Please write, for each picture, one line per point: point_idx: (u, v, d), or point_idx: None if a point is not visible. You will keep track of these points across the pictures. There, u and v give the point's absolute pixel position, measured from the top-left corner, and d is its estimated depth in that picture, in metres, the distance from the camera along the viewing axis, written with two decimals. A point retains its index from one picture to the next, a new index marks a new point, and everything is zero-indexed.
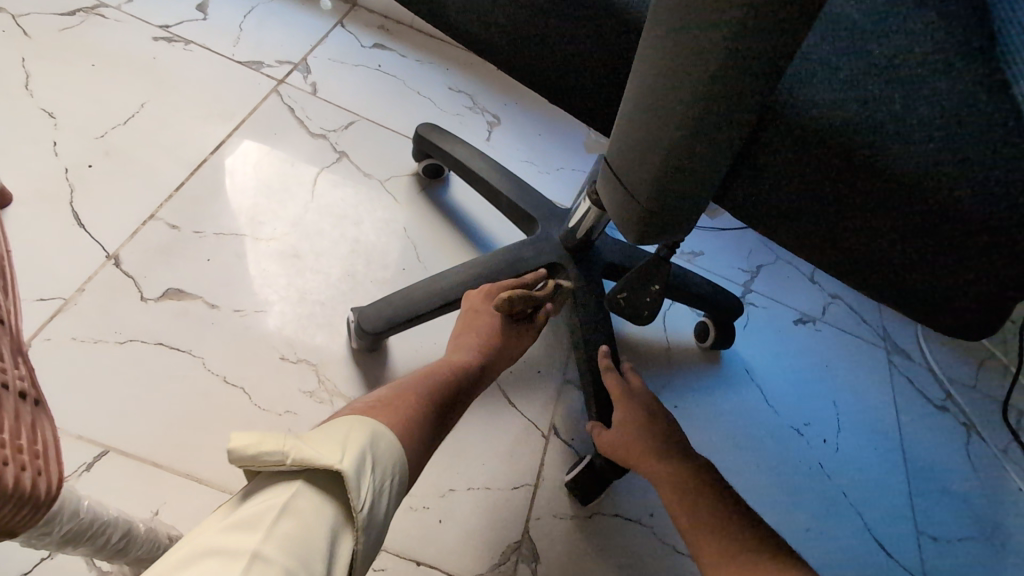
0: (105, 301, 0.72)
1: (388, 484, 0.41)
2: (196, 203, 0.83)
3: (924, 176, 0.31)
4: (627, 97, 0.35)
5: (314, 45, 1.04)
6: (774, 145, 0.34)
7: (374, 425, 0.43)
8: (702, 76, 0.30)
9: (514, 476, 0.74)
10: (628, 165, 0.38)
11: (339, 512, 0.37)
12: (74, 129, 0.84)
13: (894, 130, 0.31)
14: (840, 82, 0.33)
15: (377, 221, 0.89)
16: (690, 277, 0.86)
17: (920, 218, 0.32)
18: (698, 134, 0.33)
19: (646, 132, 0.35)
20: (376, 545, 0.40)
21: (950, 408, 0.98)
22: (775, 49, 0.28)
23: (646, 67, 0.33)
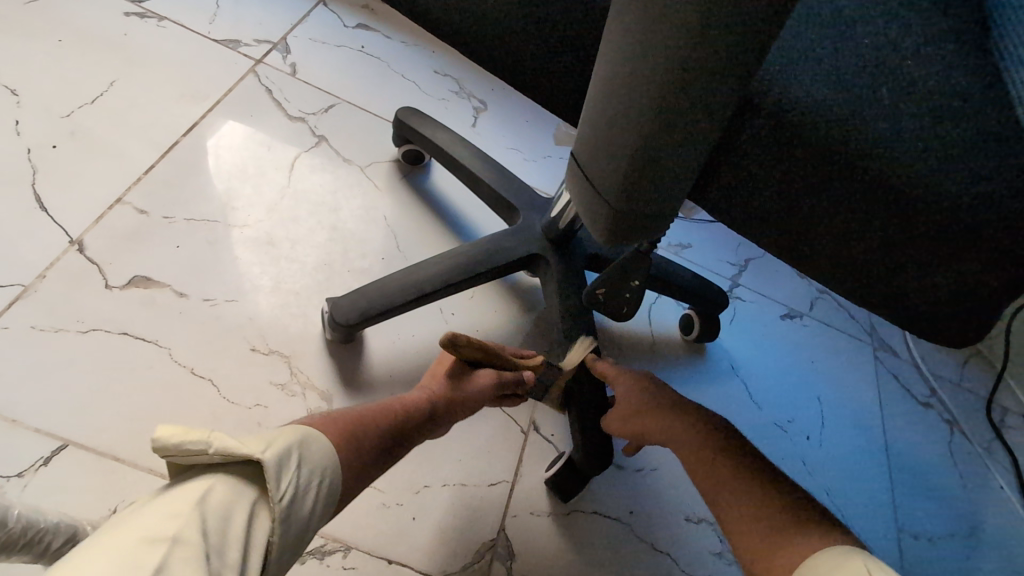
0: (69, 288, 0.70)
1: (315, 483, 0.42)
2: (166, 186, 0.80)
3: (905, 171, 0.29)
4: (594, 86, 0.30)
5: (294, 24, 1.00)
6: (753, 140, 0.31)
7: (306, 429, 0.45)
8: (679, 52, 0.25)
9: (491, 472, 0.73)
10: (598, 163, 0.33)
11: (259, 501, 0.38)
12: (38, 107, 0.80)
13: (878, 121, 0.30)
14: (825, 68, 0.31)
15: (356, 208, 0.86)
16: (676, 270, 0.84)
17: (900, 215, 0.30)
18: (675, 121, 0.28)
19: (614, 120, 0.30)
20: (298, 543, 0.40)
21: (934, 405, 0.97)
22: (762, 23, 0.23)
23: (615, 41, 0.27)
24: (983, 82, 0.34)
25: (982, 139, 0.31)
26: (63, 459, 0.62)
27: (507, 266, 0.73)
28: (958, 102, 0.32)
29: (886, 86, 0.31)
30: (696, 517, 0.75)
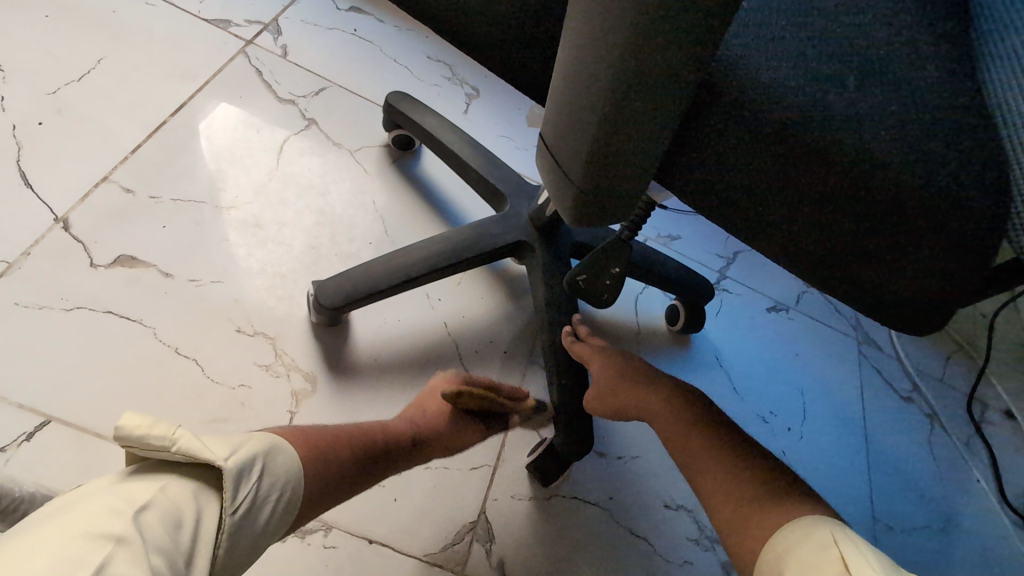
0: (53, 266, 0.70)
1: (275, 497, 0.42)
2: (153, 166, 0.80)
3: (857, 161, 0.30)
4: (559, 59, 0.29)
5: (287, 6, 0.99)
6: (716, 121, 0.30)
7: (277, 441, 0.45)
8: (638, 25, 0.24)
9: (473, 456, 0.73)
10: (562, 140, 0.31)
11: (212, 512, 0.37)
12: (24, 82, 0.80)
13: (834, 114, 0.31)
14: (787, 58, 0.32)
15: (344, 192, 0.86)
16: (662, 260, 0.84)
17: (861, 203, 0.30)
18: (638, 98, 0.26)
19: (579, 99, 0.28)
20: (247, 553, 0.40)
21: (915, 400, 0.98)
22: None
23: (579, 15, 0.26)
24: (943, 82, 0.35)
25: (936, 137, 0.32)
26: (45, 435, 0.62)
27: (492, 253, 0.74)
28: (916, 98, 0.33)
29: (847, 86, 0.32)
30: (674, 504, 0.76)
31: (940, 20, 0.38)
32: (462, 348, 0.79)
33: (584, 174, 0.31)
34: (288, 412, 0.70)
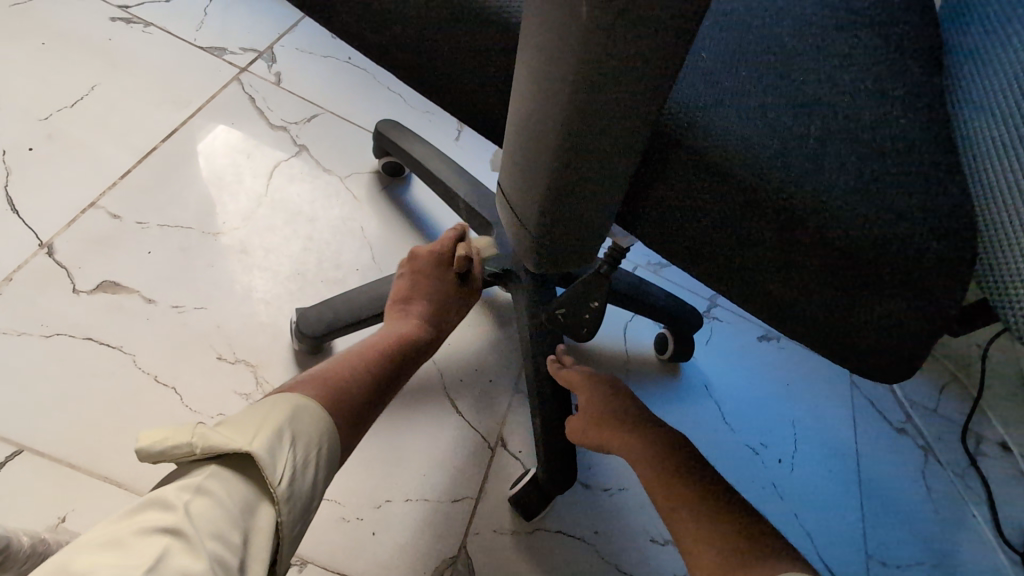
0: (35, 291, 0.70)
1: (313, 455, 0.44)
2: (142, 191, 0.80)
3: (820, 210, 0.29)
4: (511, 117, 0.29)
5: (281, 34, 1.01)
6: (669, 169, 0.31)
7: (294, 403, 0.46)
8: (580, 87, 0.24)
9: (455, 488, 0.72)
10: (519, 193, 0.31)
11: (257, 489, 0.40)
12: (17, 108, 0.81)
13: (793, 159, 0.30)
14: (748, 104, 0.33)
15: (333, 218, 0.87)
16: (649, 288, 0.84)
17: (825, 251, 0.29)
18: (586, 153, 0.27)
19: (529, 153, 0.29)
20: (308, 509, 0.43)
21: (908, 431, 0.97)
22: (657, 57, 0.23)
23: (524, 72, 0.26)
24: (911, 127, 0.35)
25: (903, 183, 0.32)
26: (17, 464, 0.61)
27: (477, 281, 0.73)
28: (881, 144, 0.33)
29: (812, 133, 0.32)
30: (662, 539, 0.75)
31: (907, 66, 0.38)
32: (446, 377, 0.79)
33: (540, 223, 0.31)
34: None
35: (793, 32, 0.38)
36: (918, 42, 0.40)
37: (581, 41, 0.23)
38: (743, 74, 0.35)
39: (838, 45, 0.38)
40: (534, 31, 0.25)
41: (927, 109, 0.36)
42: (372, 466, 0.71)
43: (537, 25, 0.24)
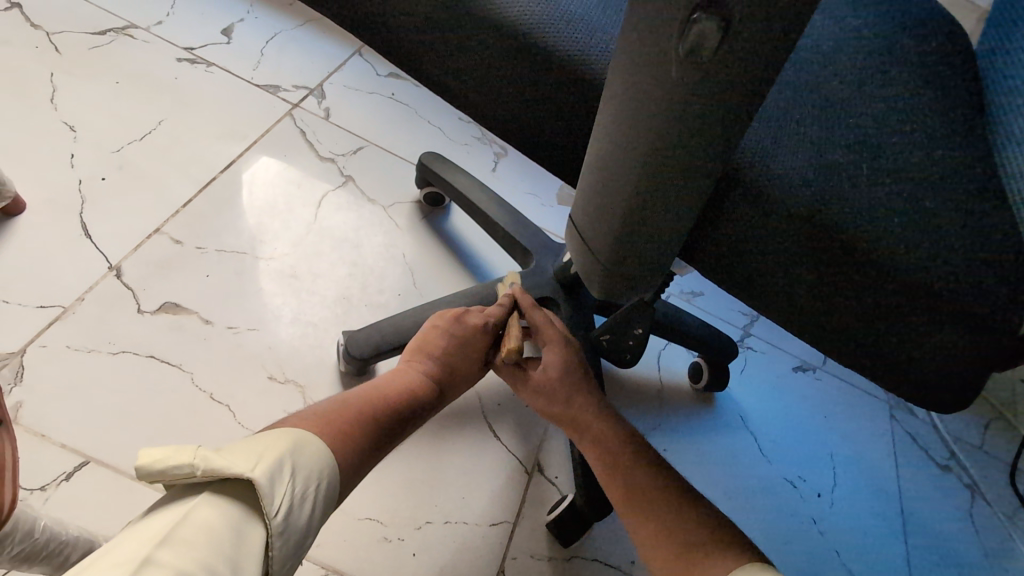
0: (104, 312, 0.74)
1: (312, 492, 0.42)
2: (202, 218, 0.85)
3: (880, 245, 0.30)
4: (589, 158, 0.31)
5: (331, 72, 1.07)
6: (739, 210, 0.31)
7: (299, 437, 0.45)
8: (661, 134, 0.26)
9: (494, 512, 0.73)
10: (592, 227, 0.34)
11: (251, 519, 0.38)
12: (92, 141, 0.87)
13: (855, 199, 0.31)
14: (812, 139, 0.33)
15: (377, 245, 0.90)
16: (684, 316, 0.85)
17: (881, 286, 0.31)
18: (661, 189, 0.28)
19: (605, 188, 0.31)
20: (299, 550, 0.40)
21: (952, 468, 0.94)
22: (738, 104, 0.24)
23: (606, 117, 0.28)
24: (959, 161, 0.36)
25: (956, 214, 0.33)
26: (83, 475, 0.64)
27: None
28: (933, 175, 0.34)
29: (866, 162, 0.33)
30: None
31: (952, 106, 0.40)
32: (485, 401, 0.80)
33: (611, 251, 0.33)
34: None
35: (858, 66, 0.38)
36: (959, 83, 0.42)
37: (668, 94, 0.24)
38: (807, 105, 0.35)
39: (892, 78, 0.39)
40: (611, 82, 0.27)
41: (970, 146, 0.37)
42: (413, 487, 0.72)
43: (620, 79, 0.27)
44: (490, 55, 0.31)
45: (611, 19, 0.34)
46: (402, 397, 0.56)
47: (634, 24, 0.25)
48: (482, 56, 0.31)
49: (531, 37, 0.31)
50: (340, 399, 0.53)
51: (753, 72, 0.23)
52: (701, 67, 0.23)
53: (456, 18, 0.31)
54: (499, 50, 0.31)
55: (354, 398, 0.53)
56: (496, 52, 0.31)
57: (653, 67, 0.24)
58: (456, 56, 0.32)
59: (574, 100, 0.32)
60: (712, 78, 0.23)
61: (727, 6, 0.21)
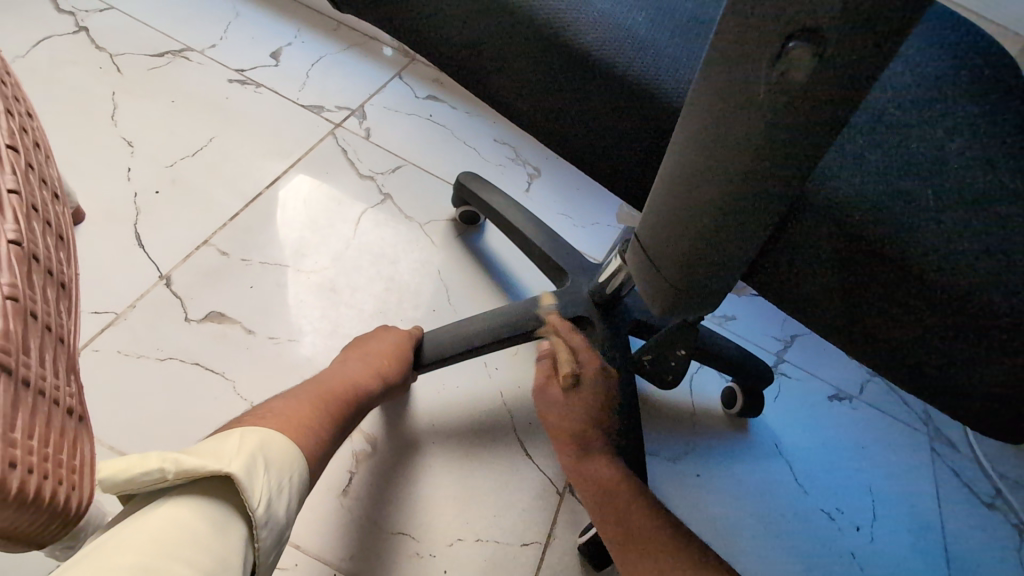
0: (154, 319, 0.78)
1: (286, 484, 0.43)
2: (247, 232, 0.88)
3: (953, 275, 0.29)
4: (660, 176, 0.32)
5: (372, 94, 1.10)
6: (807, 233, 0.32)
7: (260, 434, 0.45)
8: (741, 159, 0.27)
9: (525, 532, 0.72)
10: (658, 242, 0.34)
11: (234, 515, 0.38)
12: (148, 156, 0.91)
13: (930, 226, 0.30)
14: (889, 157, 0.32)
15: (413, 261, 0.92)
16: (719, 340, 0.84)
17: (953, 314, 0.30)
18: (733, 211, 0.29)
19: (675, 210, 0.31)
20: (281, 539, 0.41)
21: (999, 507, 0.90)
22: (818, 131, 0.25)
23: (681, 140, 0.29)
24: None
25: None
26: None
27: (553, 325, 0.75)
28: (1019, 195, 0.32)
29: (940, 183, 0.32)
30: None
31: None
32: (517, 418, 0.80)
33: (675, 270, 0.34)
34: (347, 470, 0.72)
35: (942, 83, 0.37)
36: None
37: (751, 120, 0.25)
38: (891, 120, 0.34)
39: (977, 93, 0.37)
40: (688, 105, 0.28)
41: None
42: (445, 503, 0.72)
43: (697, 104, 0.28)
44: (563, 81, 0.32)
45: (694, 44, 0.34)
46: (349, 390, 0.61)
47: (716, 51, 0.26)
48: (554, 81, 0.32)
49: (610, 66, 0.31)
50: (291, 394, 0.57)
51: (836, 100, 0.24)
52: (790, 90, 0.24)
53: (531, 45, 0.32)
54: (572, 75, 0.32)
55: (304, 393, 0.57)
56: (569, 78, 0.32)
57: (736, 90, 0.25)
58: (527, 81, 0.33)
59: (645, 125, 0.32)
60: (800, 101, 0.24)
61: (822, 32, 0.22)
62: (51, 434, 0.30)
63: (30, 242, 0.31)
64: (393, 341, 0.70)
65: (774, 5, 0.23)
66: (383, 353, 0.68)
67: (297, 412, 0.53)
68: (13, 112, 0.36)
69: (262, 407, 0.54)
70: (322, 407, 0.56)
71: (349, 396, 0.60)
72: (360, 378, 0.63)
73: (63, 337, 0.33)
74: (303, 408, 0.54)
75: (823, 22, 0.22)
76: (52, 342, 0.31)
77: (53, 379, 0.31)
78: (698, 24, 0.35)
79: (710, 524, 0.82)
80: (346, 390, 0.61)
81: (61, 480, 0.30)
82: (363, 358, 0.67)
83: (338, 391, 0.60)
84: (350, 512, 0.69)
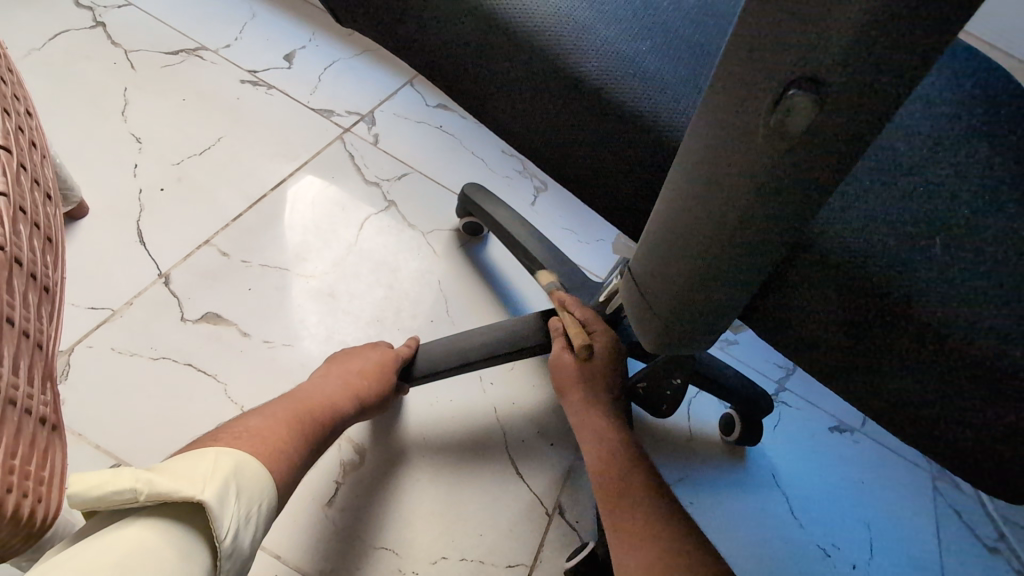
0: (151, 317, 0.77)
1: (255, 512, 0.42)
2: (249, 233, 0.88)
3: (954, 326, 0.28)
4: (655, 215, 0.31)
5: (383, 100, 1.09)
6: (807, 279, 0.31)
7: (236, 456, 0.44)
8: (743, 200, 0.26)
9: (511, 553, 0.71)
10: (653, 280, 0.33)
11: (200, 543, 0.37)
12: (155, 154, 0.92)
13: (933, 275, 0.29)
14: (895, 200, 0.31)
15: (414, 270, 0.91)
16: (720, 366, 0.82)
17: (958, 372, 0.28)
18: (730, 253, 0.28)
19: (673, 245, 0.30)
20: (243, 569, 0.40)
21: (1001, 550, 0.88)
22: (824, 177, 0.24)
23: (678, 180, 0.28)
24: None
25: None
26: None
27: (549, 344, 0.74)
28: None
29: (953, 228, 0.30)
30: None
31: None
32: (508, 435, 0.79)
33: (670, 309, 0.32)
34: (333, 480, 0.71)
35: (958, 127, 0.35)
36: None
37: (753, 161, 0.24)
38: (899, 162, 0.33)
39: (993, 135, 0.36)
40: (690, 140, 0.27)
41: None
42: (432, 519, 0.71)
43: (699, 143, 0.27)
44: (562, 108, 0.32)
45: (698, 76, 0.33)
46: (325, 408, 0.60)
47: (718, 88, 0.25)
48: (551, 106, 0.32)
49: (610, 94, 0.31)
50: (265, 411, 0.56)
51: (834, 147, 0.23)
52: (791, 137, 0.23)
53: (531, 71, 0.31)
54: (571, 103, 0.31)
55: (280, 413, 0.56)
56: (570, 110, 0.32)
57: (738, 131, 0.25)
58: (525, 104, 0.33)
59: (644, 159, 0.32)
60: (805, 146, 0.23)
61: (822, 79, 0.21)
62: (18, 444, 0.29)
63: (14, 245, 0.31)
64: (376, 358, 0.69)
65: (787, 40, 0.22)
66: (364, 372, 0.67)
67: (270, 431, 0.52)
68: (11, 112, 0.35)
69: (234, 422, 0.54)
70: (297, 426, 0.55)
71: (325, 413, 0.60)
72: (339, 397, 0.62)
73: (41, 344, 0.32)
74: (277, 427, 0.53)
75: (826, 69, 0.21)
76: (28, 349, 0.31)
77: (26, 387, 0.30)
78: (703, 55, 0.34)
79: None
80: (321, 407, 0.60)
81: (26, 492, 0.29)
82: (344, 376, 0.66)
83: (314, 408, 0.59)
84: (334, 524, 0.69)
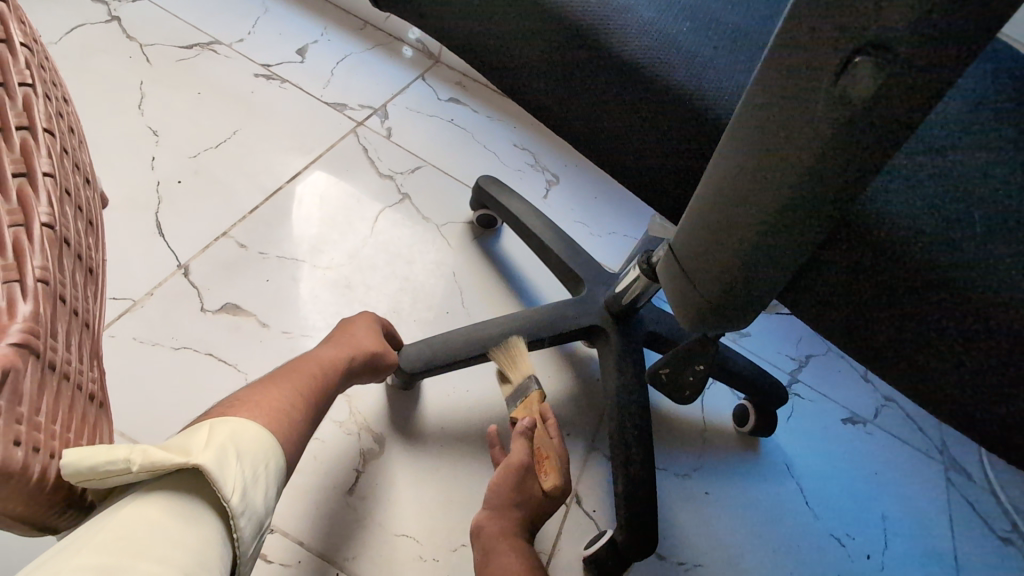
0: (172, 307, 0.78)
1: (261, 473, 0.37)
2: (266, 225, 0.88)
3: (1001, 305, 0.28)
4: (700, 191, 0.31)
5: (394, 94, 1.10)
6: (847, 257, 0.31)
7: (229, 423, 0.38)
8: (795, 163, 0.26)
9: (530, 541, 0.71)
10: (695, 259, 0.33)
11: (204, 509, 0.32)
12: (172, 147, 0.92)
13: (983, 252, 0.29)
14: (936, 177, 0.31)
15: (429, 262, 0.92)
16: (736, 357, 0.83)
17: (1002, 345, 0.29)
18: (779, 228, 0.28)
19: (724, 202, 0.30)
20: (261, 530, 0.36)
21: (1014, 541, 0.88)
22: (880, 149, 0.24)
23: (726, 154, 0.29)
24: None
25: None
26: None
27: (567, 334, 0.75)
28: None
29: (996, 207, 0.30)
30: None
31: None
32: None
33: (713, 287, 0.33)
34: (354, 469, 0.72)
35: (998, 107, 0.35)
36: None
37: (806, 132, 0.25)
38: (942, 140, 0.32)
39: None
40: (740, 116, 0.28)
41: None
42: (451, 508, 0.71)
43: (746, 120, 0.27)
44: (603, 87, 0.32)
45: (738, 55, 0.33)
46: (326, 374, 0.58)
47: (770, 66, 0.26)
48: (592, 86, 0.33)
49: (652, 69, 0.31)
50: (265, 379, 0.53)
51: (891, 116, 0.23)
52: (852, 107, 0.23)
53: (572, 51, 0.32)
54: (613, 80, 0.32)
55: (285, 382, 0.53)
56: (618, 91, 0.32)
57: (792, 103, 0.25)
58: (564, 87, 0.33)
59: (685, 138, 0.32)
60: (861, 122, 0.24)
61: (889, 49, 0.22)
62: (73, 420, 0.30)
63: (62, 226, 0.32)
64: (365, 327, 0.68)
65: (839, 15, 0.22)
66: (359, 341, 0.66)
67: (290, 400, 0.51)
68: (52, 96, 0.36)
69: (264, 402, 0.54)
70: (307, 394, 0.54)
71: (326, 379, 0.58)
72: (350, 367, 0.63)
73: (88, 323, 0.33)
74: (295, 397, 0.52)
75: (893, 38, 0.21)
76: (78, 327, 0.32)
77: (77, 364, 0.31)
78: (749, 41, 0.34)
79: (717, 543, 0.81)
80: (320, 373, 0.58)
81: None
82: (337, 343, 0.64)
83: (313, 374, 0.57)
84: (355, 512, 0.69)
